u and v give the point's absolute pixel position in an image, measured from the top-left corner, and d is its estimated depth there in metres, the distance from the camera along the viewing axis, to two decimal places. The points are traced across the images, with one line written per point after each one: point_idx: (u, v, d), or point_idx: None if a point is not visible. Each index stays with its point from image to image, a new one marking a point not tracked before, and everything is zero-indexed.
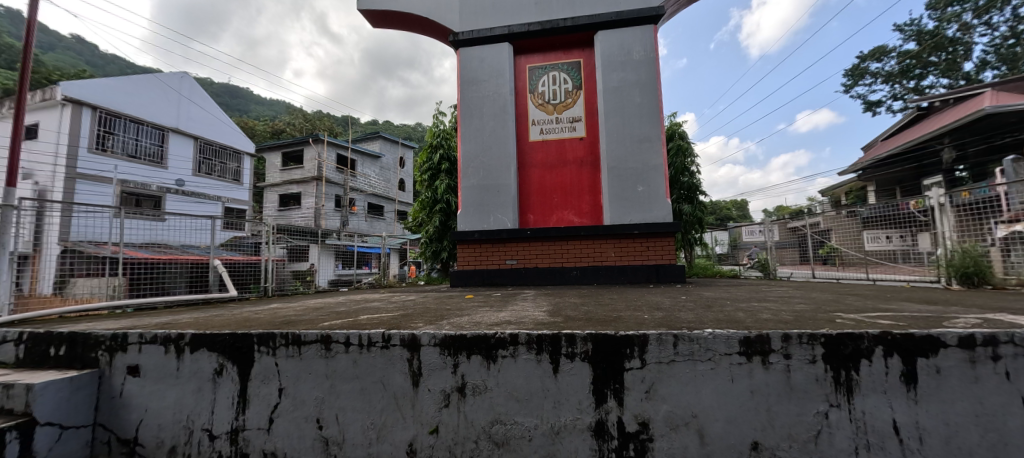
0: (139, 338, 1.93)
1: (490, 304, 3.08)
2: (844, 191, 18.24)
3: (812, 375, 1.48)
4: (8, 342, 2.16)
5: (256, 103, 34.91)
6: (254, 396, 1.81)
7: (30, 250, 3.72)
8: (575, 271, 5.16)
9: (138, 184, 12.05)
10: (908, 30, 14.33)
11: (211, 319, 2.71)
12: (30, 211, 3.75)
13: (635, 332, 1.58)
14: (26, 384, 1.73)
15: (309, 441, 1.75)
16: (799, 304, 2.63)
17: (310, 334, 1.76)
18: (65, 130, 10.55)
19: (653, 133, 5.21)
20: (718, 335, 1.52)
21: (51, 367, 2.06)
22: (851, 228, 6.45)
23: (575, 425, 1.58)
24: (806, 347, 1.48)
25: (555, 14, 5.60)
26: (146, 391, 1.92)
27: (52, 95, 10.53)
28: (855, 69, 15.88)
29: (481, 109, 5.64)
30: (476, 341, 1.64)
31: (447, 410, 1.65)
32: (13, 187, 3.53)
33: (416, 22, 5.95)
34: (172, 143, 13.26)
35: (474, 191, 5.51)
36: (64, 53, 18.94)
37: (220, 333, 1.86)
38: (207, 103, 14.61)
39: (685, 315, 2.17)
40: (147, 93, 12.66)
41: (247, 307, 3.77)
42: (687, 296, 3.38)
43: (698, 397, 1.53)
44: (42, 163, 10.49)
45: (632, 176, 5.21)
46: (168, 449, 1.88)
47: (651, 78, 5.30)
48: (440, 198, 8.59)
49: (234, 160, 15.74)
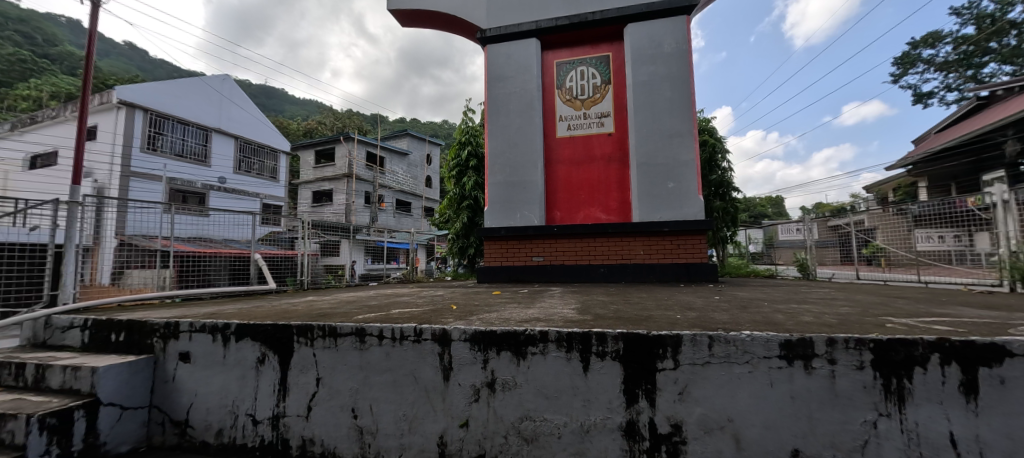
0: (190, 327, 2.06)
1: (518, 300, 3.10)
2: (892, 187, 17.16)
3: (859, 381, 1.40)
4: (76, 328, 2.36)
5: (289, 103, 36.35)
6: (294, 384, 1.90)
7: (91, 244, 3.98)
8: (602, 269, 5.10)
9: (184, 182, 12.80)
10: (966, 14, 13.22)
11: (253, 310, 2.83)
12: (92, 208, 4.02)
13: (667, 332, 1.55)
14: (90, 367, 1.89)
15: (344, 430, 1.82)
16: (845, 307, 2.48)
17: (345, 326, 1.83)
18: (120, 131, 11.31)
19: (684, 127, 5.06)
20: (756, 338, 1.46)
21: (111, 352, 2.23)
22: (899, 227, 5.96)
23: (604, 425, 1.57)
24: (853, 352, 1.40)
25: (583, 8, 5.51)
26: (195, 376, 2.05)
27: (108, 99, 11.30)
28: (904, 57, 14.81)
29: (508, 105, 5.62)
30: (506, 338, 1.65)
31: (477, 405, 1.67)
32: (77, 186, 3.76)
33: (442, 20, 6.01)
34: (214, 142, 13.97)
35: (500, 188, 5.52)
36: (118, 59, 20.43)
37: (262, 324, 1.96)
38: (247, 104, 15.33)
39: (720, 315, 2.10)
40: (193, 96, 13.39)
41: (284, 300, 3.93)
42: (720, 296, 3.25)
43: (734, 401, 1.48)
44: (100, 162, 11.28)
45: (662, 172, 5.08)
46: (215, 432, 2.00)
47: (681, 71, 5.13)
48: (468, 196, 8.67)
49: (270, 158, 16.37)
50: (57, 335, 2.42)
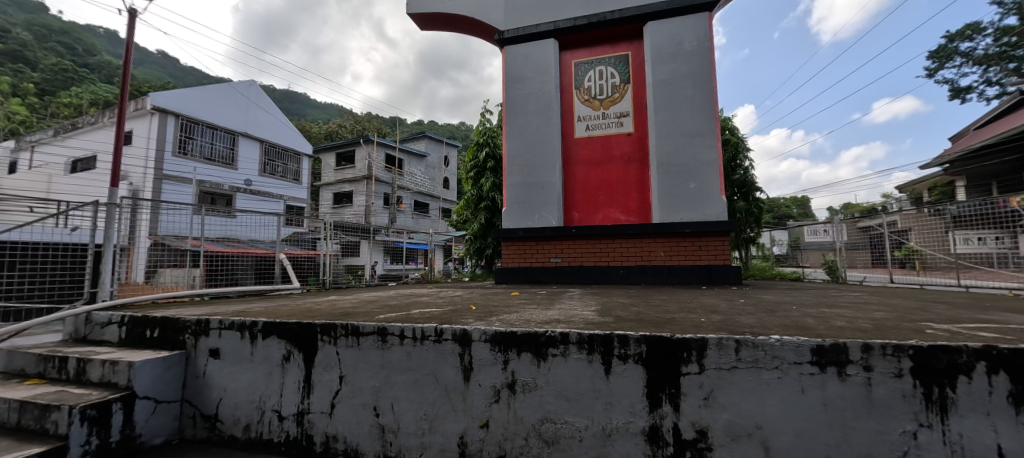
0: (220, 324, 2.13)
1: (537, 301, 3.09)
2: (927, 187, 16.38)
3: (896, 390, 1.33)
4: (114, 324, 2.47)
5: (311, 107, 37.30)
6: (318, 382, 1.94)
7: (126, 244, 4.17)
8: (621, 270, 5.04)
9: (213, 184, 13.28)
10: (1007, 4, 12.54)
11: (280, 309, 2.91)
12: (128, 210, 4.21)
13: (692, 336, 1.51)
14: (128, 361, 1.98)
15: (367, 427, 1.85)
16: (880, 312, 2.38)
17: (367, 325, 1.86)
18: (154, 136, 11.82)
19: (706, 126, 4.95)
20: (787, 343, 1.42)
21: (146, 347, 2.33)
22: (934, 228, 5.75)
23: (627, 429, 1.55)
24: (890, 359, 1.34)
25: (602, 7, 5.46)
26: (224, 372, 2.11)
27: (143, 105, 11.83)
28: (940, 50, 14.13)
29: (526, 106, 5.63)
30: (526, 339, 1.64)
31: (497, 406, 1.67)
32: (115, 188, 3.95)
33: (461, 22, 6.06)
34: (241, 146, 14.45)
35: (518, 189, 5.52)
36: (152, 67, 21.39)
37: (288, 322, 2.01)
38: (272, 108, 15.78)
39: (746, 319, 2.05)
40: (220, 101, 13.86)
41: (308, 299, 4.02)
42: (745, 299, 3.17)
43: (763, 407, 1.43)
44: (135, 166, 11.81)
45: (682, 172, 4.99)
46: (242, 427, 2.06)
47: (702, 69, 5.03)
48: (485, 197, 8.70)
49: (293, 161, 16.82)
50: (97, 331, 2.54)
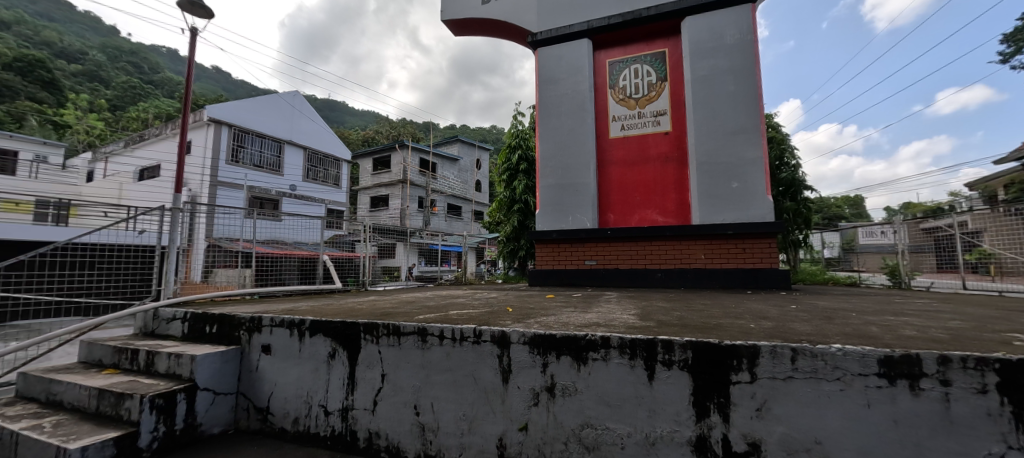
0: (272, 321, 2.25)
1: (576, 304, 3.05)
2: (1005, 183, 14.80)
3: (981, 408, 1.20)
4: (178, 320, 2.67)
5: (350, 115, 38.99)
6: (361, 379, 2.00)
7: (186, 245, 4.50)
8: (658, 274, 4.90)
9: (262, 190, 14.11)
10: None
11: (326, 308, 3.04)
12: (188, 213, 4.55)
13: (743, 343, 1.44)
14: (191, 354, 2.13)
15: (408, 425, 1.89)
16: (958, 321, 2.17)
17: (408, 325, 1.91)
18: (210, 145, 12.76)
19: (747, 123, 4.73)
20: (850, 352, 1.32)
21: (206, 342, 2.49)
22: (1012, 229, 5.51)
23: (672, 438, 1.49)
24: (973, 374, 1.21)
25: (637, 4, 5.36)
26: (275, 367, 2.23)
27: (200, 117, 12.81)
28: (1018, 32, 12.76)
29: (558, 108, 5.60)
30: (566, 342, 1.62)
31: (537, 409, 1.66)
32: (178, 194, 4.28)
33: (493, 26, 6.13)
34: (286, 153, 15.29)
35: (551, 191, 5.50)
36: (208, 82, 23.15)
37: (333, 321, 2.09)
38: (315, 116, 16.59)
39: (803, 326, 1.93)
40: (269, 111, 14.74)
41: (351, 299, 4.18)
42: (798, 305, 2.99)
43: (823, 420, 1.34)
44: (193, 174, 12.80)
45: (723, 171, 4.79)
46: (291, 420, 2.15)
47: (743, 64, 4.82)
48: (518, 199, 8.72)
49: (334, 167, 17.55)
50: (163, 326, 2.75)
